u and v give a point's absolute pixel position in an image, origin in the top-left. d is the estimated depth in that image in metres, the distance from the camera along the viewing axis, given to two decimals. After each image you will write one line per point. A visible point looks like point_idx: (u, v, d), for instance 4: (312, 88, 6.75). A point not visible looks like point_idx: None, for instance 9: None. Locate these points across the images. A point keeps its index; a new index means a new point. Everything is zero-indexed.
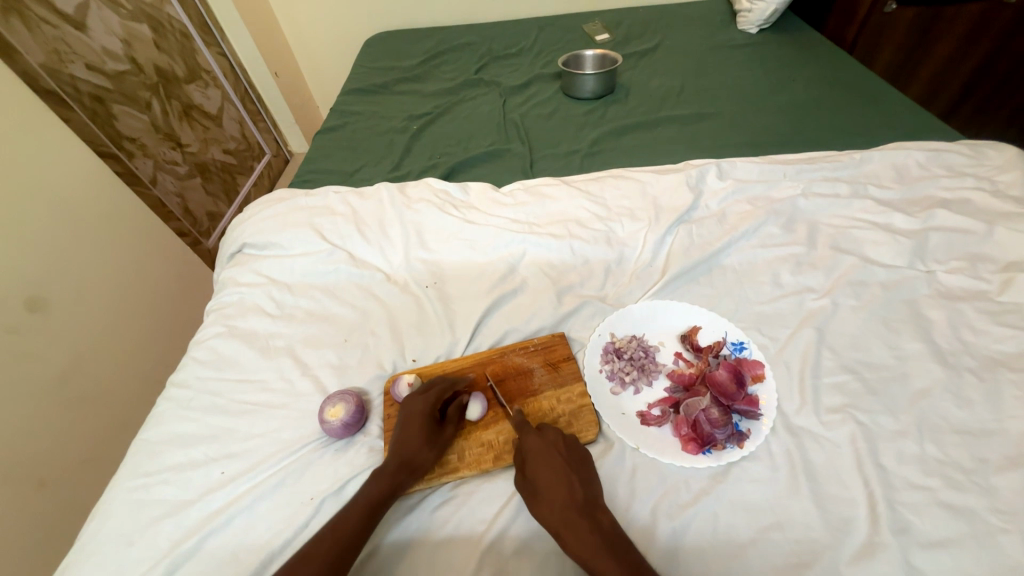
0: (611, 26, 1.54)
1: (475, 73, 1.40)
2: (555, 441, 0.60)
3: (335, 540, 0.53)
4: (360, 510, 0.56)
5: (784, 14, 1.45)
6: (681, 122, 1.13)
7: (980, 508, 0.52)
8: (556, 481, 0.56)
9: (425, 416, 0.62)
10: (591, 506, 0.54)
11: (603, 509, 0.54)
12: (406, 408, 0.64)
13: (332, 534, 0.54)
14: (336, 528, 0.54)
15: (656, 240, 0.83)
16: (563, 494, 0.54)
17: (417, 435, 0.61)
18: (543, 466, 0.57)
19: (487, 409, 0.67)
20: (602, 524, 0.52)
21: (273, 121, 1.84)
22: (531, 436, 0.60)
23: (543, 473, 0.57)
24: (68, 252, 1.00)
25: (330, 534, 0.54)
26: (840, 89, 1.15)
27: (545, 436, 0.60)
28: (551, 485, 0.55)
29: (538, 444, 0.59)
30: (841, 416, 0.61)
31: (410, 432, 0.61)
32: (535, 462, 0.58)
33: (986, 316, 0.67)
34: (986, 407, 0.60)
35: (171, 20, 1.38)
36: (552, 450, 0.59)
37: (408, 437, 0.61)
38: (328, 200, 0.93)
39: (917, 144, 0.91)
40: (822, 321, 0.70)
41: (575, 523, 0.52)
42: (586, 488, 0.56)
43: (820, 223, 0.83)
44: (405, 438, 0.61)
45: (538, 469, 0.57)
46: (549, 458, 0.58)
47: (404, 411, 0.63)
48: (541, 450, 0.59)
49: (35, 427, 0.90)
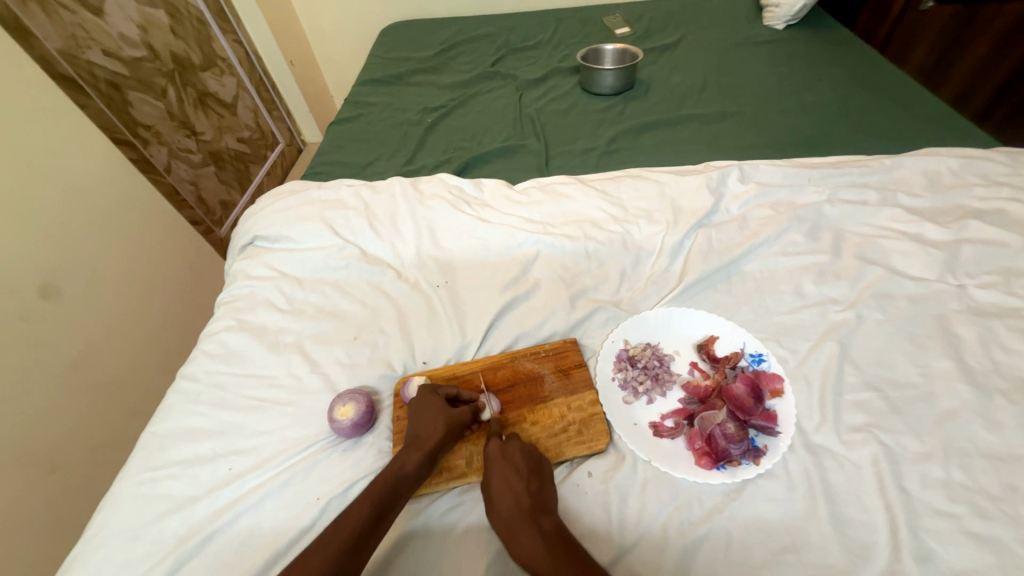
0: (631, 19, 1.50)
1: (491, 65, 1.37)
2: (511, 448, 0.59)
3: (355, 524, 0.52)
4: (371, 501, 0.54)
5: (812, 10, 1.40)
6: (701, 121, 1.10)
7: (1008, 539, 0.50)
8: (505, 488, 0.56)
9: (435, 396, 0.63)
10: (536, 511, 0.53)
11: (548, 514, 0.54)
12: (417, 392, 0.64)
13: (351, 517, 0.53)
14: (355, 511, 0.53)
15: (673, 244, 0.80)
16: (511, 502, 0.54)
17: (429, 416, 0.61)
18: (494, 474, 0.57)
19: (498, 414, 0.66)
20: (545, 529, 0.52)
21: (287, 110, 1.83)
22: (491, 443, 0.60)
23: (494, 481, 0.56)
24: (82, 241, 1.00)
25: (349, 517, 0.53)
26: (869, 89, 1.10)
27: (505, 446, 0.59)
28: (499, 492, 0.55)
29: (493, 451, 0.59)
30: (863, 435, 0.58)
31: (422, 414, 0.62)
32: (488, 469, 0.58)
33: (1020, 335, 0.64)
34: (1016, 432, 0.57)
35: (188, 7, 1.37)
36: (507, 456, 0.58)
37: (420, 438, 0.59)
38: (340, 193, 0.92)
39: (950, 151, 0.87)
40: (846, 334, 0.68)
41: (519, 530, 0.52)
42: (534, 495, 0.55)
43: (846, 231, 0.80)
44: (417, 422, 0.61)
45: (490, 477, 0.57)
46: (501, 466, 0.57)
47: (415, 412, 0.62)
48: (495, 458, 0.58)
49: (47, 413, 0.92)
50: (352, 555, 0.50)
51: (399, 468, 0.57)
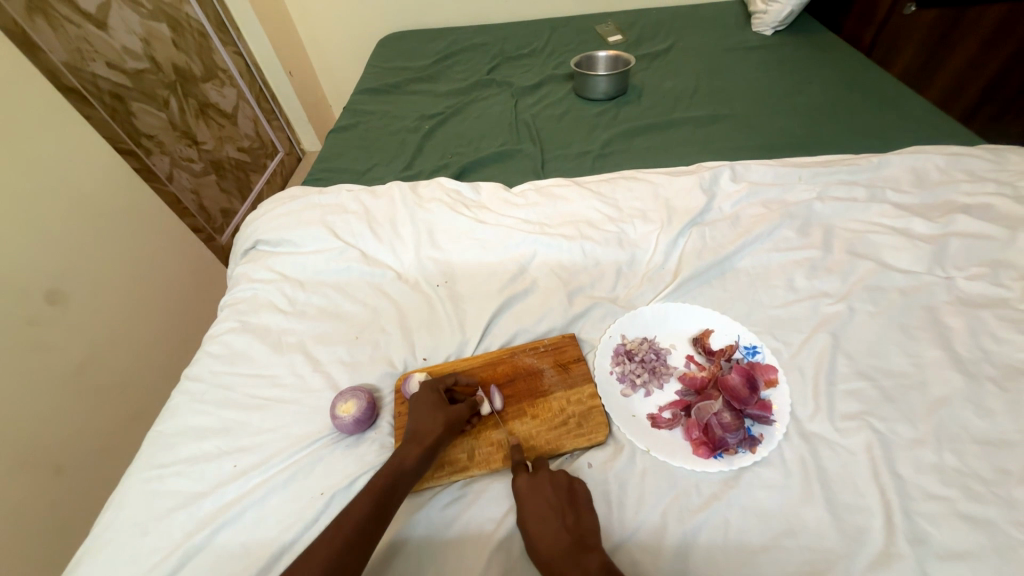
0: (624, 28, 1.53)
1: (487, 73, 1.40)
2: (542, 481, 0.57)
3: (357, 520, 0.53)
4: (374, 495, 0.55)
5: (800, 16, 1.44)
6: (693, 124, 1.12)
7: (1000, 520, 0.51)
8: (542, 527, 0.54)
9: (434, 392, 0.64)
10: (577, 550, 0.51)
11: (592, 550, 0.51)
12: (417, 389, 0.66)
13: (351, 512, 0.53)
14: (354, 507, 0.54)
15: (668, 242, 0.82)
16: (550, 542, 0.52)
17: (427, 412, 0.62)
18: (529, 513, 0.55)
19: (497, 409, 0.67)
20: (590, 569, 0.49)
21: (286, 120, 1.86)
22: (521, 479, 0.58)
23: (530, 522, 0.55)
24: (87, 246, 1.01)
25: (348, 513, 0.53)
26: (857, 91, 1.13)
27: (533, 476, 0.58)
28: (538, 534, 0.53)
29: (524, 487, 0.57)
30: (857, 423, 0.60)
31: (420, 410, 0.63)
32: (523, 508, 0.56)
33: (1008, 324, 0.66)
34: (1007, 418, 0.58)
35: (190, 20, 1.40)
36: (539, 492, 0.56)
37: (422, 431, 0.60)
38: (340, 197, 0.94)
39: (937, 148, 0.89)
40: (838, 326, 0.69)
41: (563, 572, 0.50)
42: (574, 530, 0.53)
43: (836, 227, 0.82)
44: (415, 417, 0.62)
45: (524, 515, 0.55)
46: (535, 505, 0.56)
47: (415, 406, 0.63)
48: (527, 495, 0.57)
49: (54, 416, 0.92)
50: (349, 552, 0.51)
51: (399, 464, 0.57)
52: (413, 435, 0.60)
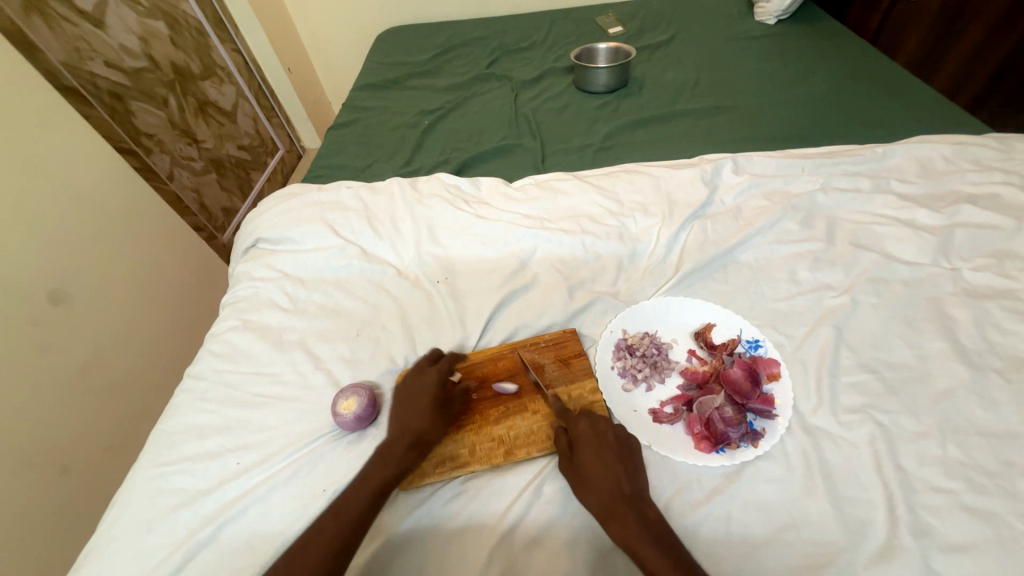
0: (624, 19, 1.51)
1: (486, 67, 1.39)
2: (604, 430, 0.60)
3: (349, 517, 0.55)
4: (365, 493, 0.57)
5: (803, 4, 1.42)
6: (695, 116, 1.11)
7: (1005, 513, 0.51)
8: (604, 469, 0.56)
9: (433, 390, 0.65)
10: (635, 497, 0.54)
11: (647, 500, 0.54)
12: (410, 384, 0.66)
13: (343, 513, 0.55)
14: (349, 507, 0.56)
15: (669, 235, 0.81)
16: (611, 484, 0.55)
17: (423, 411, 0.63)
18: (589, 455, 0.58)
19: (501, 406, 0.67)
20: (647, 516, 0.53)
21: (286, 117, 1.86)
22: (583, 424, 0.60)
23: (590, 462, 0.57)
24: (88, 246, 1.01)
25: (342, 515, 0.55)
26: (861, 81, 1.12)
27: (594, 423, 0.61)
28: (598, 473, 0.56)
29: (586, 432, 0.60)
30: (860, 416, 0.59)
31: (416, 408, 0.63)
32: (584, 449, 0.58)
33: (1014, 315, 0.65)
34: (1012, 410, 0.58)
35: (187, 17, 1.39)
36: (601, 438, 0.59)
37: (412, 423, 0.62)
38: (340, 194, 0.94)
39: (942, 138, 0.88)
40: (841, 319, 0.69)
41: (621, 513, 0.53)
42: (632, 478, 0.56)
43: (839, 218, 0.81)
44: (410, 414, 0.63)
45: (584, 453, 0.58)
46: (597, 447, 0.58)
47: (405, 397, 0.65)
48: (589, 438, 0.59)
49: (58, 416, 0.93)
50: (341, 554, 0.53)
51: (401, 468, 0.59)
52: (416, 437, 0.61)
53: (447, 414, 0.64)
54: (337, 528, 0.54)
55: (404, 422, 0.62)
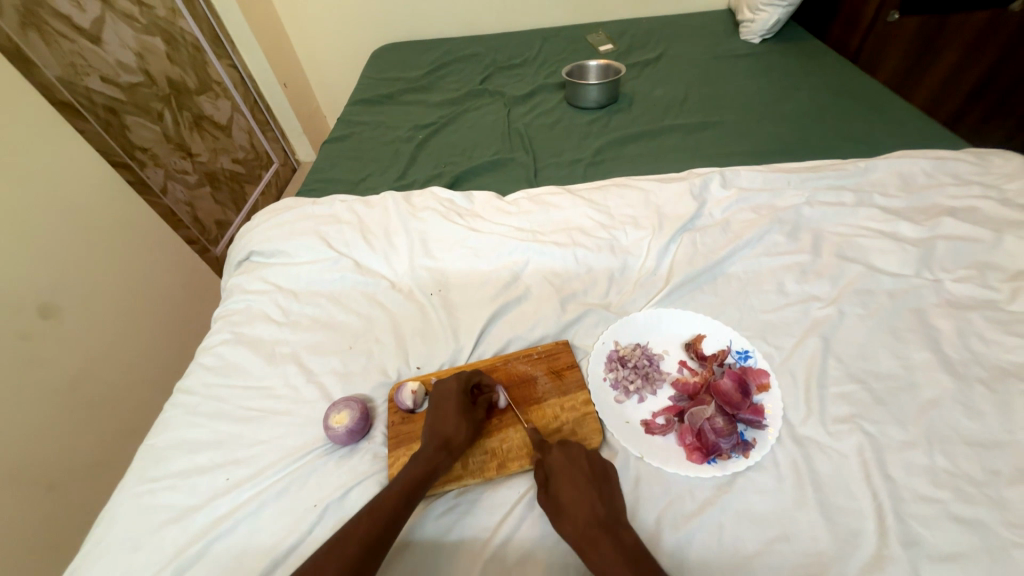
0: (614, 37, 1.55)
1: (480, 83, 1.42)
2: (577, 456, 0.58)
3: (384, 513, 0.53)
4: (398, 491, 0.55)
5: (786, 24, 1.46)
6: (684, 131, 1.14)
7: (992, 521, 0.51)
8: (579, 497, 0.54)
9: (461, 394, 0.64)
10: (613, 524, 0.52)
11: (626, 527, 0.52)
12: (439, 387, 0.65)
13: (378, 509, 0.54)
14: (383, 505, 0.54)
15: (659, 248, 0.83)
16: (587, 510, 0.53)
17: (453, 415, 0.63)
18: (564, 484, 0.56)
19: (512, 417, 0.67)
20: (626, 542, 0.50)
21: (281, 131, 1.87)
22: (556, 451, 0.59)
23: (565, 492, 0.55)
24: (80, 259, 1.01)
25: (376, 512, 0.53)
26: (843, 98, 1.15)
27: (567, 451, 0.59)
28: (573, 501, 0.54)
29: (559, 458, 0.58)
30: (848, 426, 0.60)
31: (446, 412, 0.63)
32: (557, 477, 0.56)
33: (996, 325, 0.67)
34: (997, 419, 0.59)
35: (184, 34, 1.41)
36: (574, 465, 0.57)
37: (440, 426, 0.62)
38: (334, 208, 0.94)
39: (922, 153, 0.90)
40: (828, 330, 0.70)
41: (599, 541, 0.50)
42: (609, 504, 0.54)
43: (825, 231, 0.83)
44: (442, 420, 0.62)
45: (558, 483, 0.56)
46: (571, 475, 0.56)
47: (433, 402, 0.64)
48: (563, 465, 0.57)
49: (46, 430, 0.91)
50: (375, 548, 0.51)
51: (431, 468, 0.58)
52: (444, 440, 0.60)
53: (476, 418, 0.64)
54: (371, 522, 0.52)
55: (436, 427, 0.62)
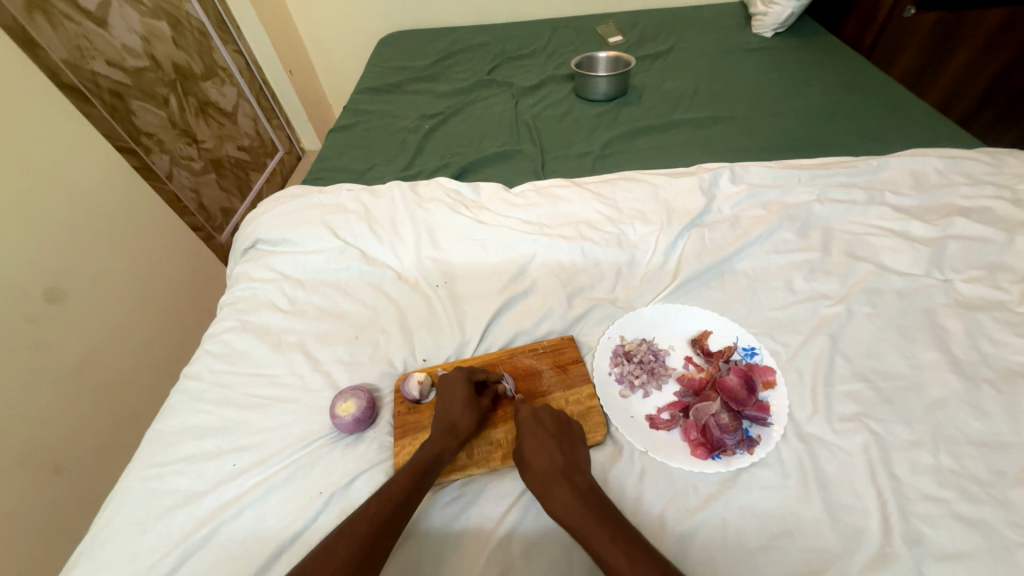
0: (624, 29, 1.53)
1: (487, 73, 1.40)
2: (545, 416, 0.62)
3: (395, 495, 0.54)
4: (407, 475, 0.56)
5: (800, 18, 1.44)
6: (694, 125, 1.12)
7: (996, 521, 0.52)
8: (540, 448, 0.58)
9: (467, 382, 0.65)
10: (570, 471, 0.56)
11: (581, 473, 0.56)
12: (446, 375, 0.66)
13: (389, 492, 0.54)
14: (392, 489, 0.54)
15: (667, 243, 0.82)
16: (547, 462, 0.57)
17: (461, 403, 0.63)
18: (527, 437, 0.60)
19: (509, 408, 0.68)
20: (579, 486, 0.55)
21: (286, 118, 1.86)
22: (524, 409, 0.62)
23: (528, 444, 0.59)
24: (85, 243, 1.01)
25: (387, 495, 0.54)
26: (856, 94, 1.13)
27: (537, 410, 0.62)
28: (534, 453, 0.58)
29: (527, 415, 0.62)
30: (854, 424, 0.60)
31: (454, 400, 0.63)
32: (522, 432, 0.60)
33: (1005, 327, 0.66)
34: (1004, 420, 0.59)
35: (190, 18, 1.40)
36: (539, 422, 0.61)
37: (449, 411, 0.63)
38: (340, 197, 0.94)
39: (935, 152, 0.89)
40: (836, 328, 0.70)
41: (554, 487, 0.55)
42: (568, 455, 0.58)
43: (835, 228, 0.82)
44: (448, 407, 0.63)
45: (523, 437, 0.60)
46: (534, 429, 0.60)
47: (441, 388, 0.65)
48: (528, 421, 0.61)
49: (51, 414, 0.92)
50: (386, 530, 0.51)
51: (437, 452, 0.58)
52: (450, 426, 0.61)
53: (484, 406, 0.64)
54: (382, 502, 0.53)
55: (443, 414, 0.63)
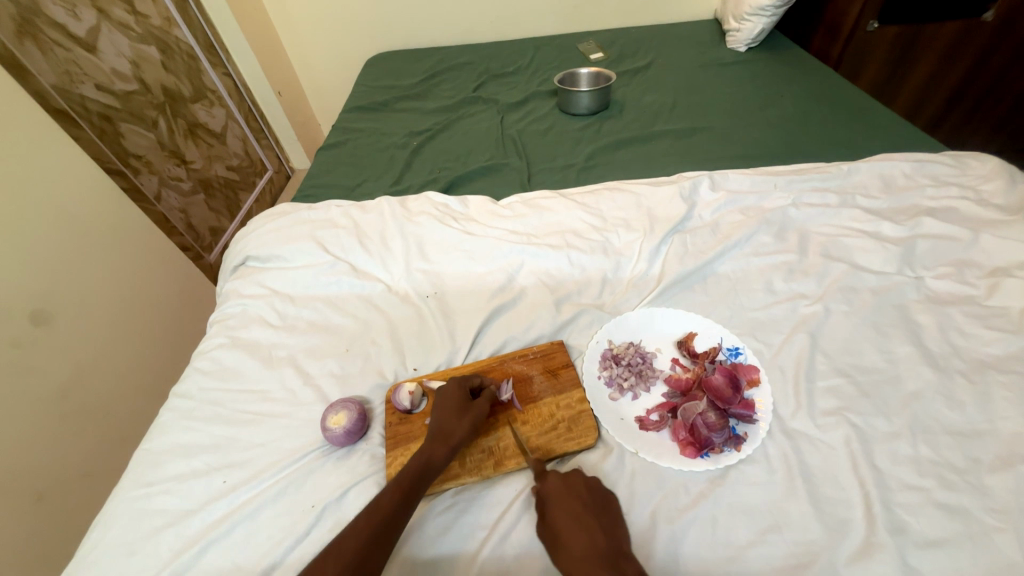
0: (605, 45, 1.58)
1: (473, 91, 1.44)
2: (577, 485, 0.58)
3: (384, 509, 0.54)
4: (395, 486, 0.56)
5: (771, 33, 1.50)
6: (674, 135, 1.16)
7: (974, 507, 0.53)
8: (578, 528, 0.53)
9: (462, 392, 0.65)
10: (614, 556, 0.51)
11: (629, 560, 0.51)
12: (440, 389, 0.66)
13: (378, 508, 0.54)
14: (381, 503, 0.54)
15: (651, 249, 0.84)
16: (586, 543, 0.52)
17: (453, 410, 0.63)
18: (562, 515, 0.55)
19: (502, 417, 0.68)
20: None
21: (275, 138, 1.88)
22: (554, 479, 0.59)
23: (562, 522, 0.54)
24: (71, 262, 1.01)
25: (375, 510, 0.54)
26: (827, 103, 1.18)
27: (566, 478, 0.59)
28: (570, 532, 0.53)
29: (559, 486, 0.58)
30: (835, 418, 0.62)
31: (447, 409, 0.64)
32: (556, 509, 0.56)
33: (976, 320, 0.69)
34: (977, 409, 0.61)
35: (179, 42, 1.42)
36: (573, 495, 0.57)
37: (444, 419, 0.63)
38: (330, 213, 0.95)
39: (903, 156, 0.93)
40: (815, 326, 0.72)
41: (599, 573, 0.49)
42: (609, 537, 0.53)
43: (811, 231, 0.85)
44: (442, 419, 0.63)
45: (557, 514, 0.55)
46: (569, 505, 0.56)
47: (438, 398, 0.65)
48: (562, 496, 0.57)
49: (32, 440, 0.90)
50: (375, 548, 0.51)
51: (426, 460, 0.59)
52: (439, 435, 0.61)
53: (477, 412, 0.63)
54: (370, 518, 0.53)
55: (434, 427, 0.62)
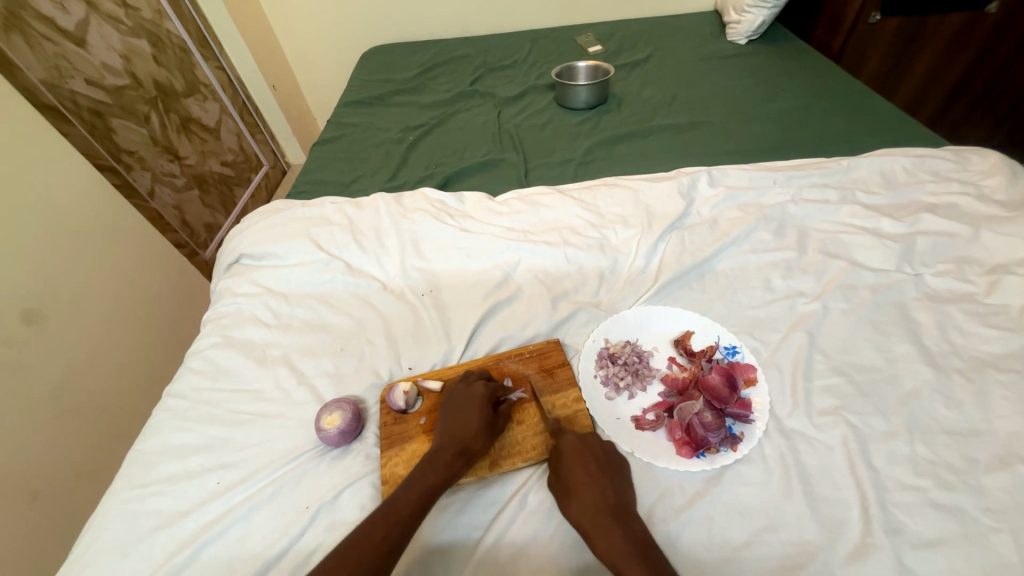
0: (603, 38, 1.56)
1: (470, 84, 1.42)
2: (593, 445, 0.61)
3: (403, 519, 0.53)
4: (415, 496, 0.55)
5: (772, 25, 1.48)
6: (673, 130, 1.15)
7: (971, 508, 0.53)
8: (589, 481, 0.56)
9: (486, 400, 0.64)
10: (622, 511, 0.54)
11: (635, 517, 0.54)
12: (463, 394, 0.65)
13: (394, 515, 0.53)
14: (399, 512, 0.54)
15: (648, 247, 0.84)
16: (596, 496, 0.55)
17: (473, 418, 0.63)
18: (575, 469, 0.58)
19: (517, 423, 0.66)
20: (633, 530, 0.52)
21: (270, 132, 1.86)
22: (570, 437, 0.62)
23: (575, 476, 0.57)
24: (65, 261, 1.00)
25: (395, 520, 0.53)
26: (827, 97, 1.17)
27: (582, 438, 0.62)
28: (583, 485, 0.56)
29: (574, 444, 0.61)
30: (832, 418, 0.61)
31: (468, 417, 0.63)
32: (570, 463, 0.59)
33: (974, 318, 0.69)
34: (975, 408, 0.60)
35: (170, 35, 1.40)
36: (588, 452, 0.60)
37: (462, 425, 0.62)
38: (324, 210, 0.94)
39: (903, 151, 0.92)
40: (813, 325, 0.71)
41: (606, 525, 0.52)
42: (619, 493, 0.56)
43: (810, 228, 0.84)
44: (458, 425, 0.62)
45: (570, 467, 0.59)
46: (583, 460, 0.59)
47: (456, 402, 0.65)
48: (577, 452, 0.60)
49: (27, 439, 0.90)
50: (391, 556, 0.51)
51: (449, 475, 0.58)
52: (461, 445, 0.60)
53: (497, 426, 0.63)
54: (388, 528, 0.52)
55: (453, 432, 0.61)
